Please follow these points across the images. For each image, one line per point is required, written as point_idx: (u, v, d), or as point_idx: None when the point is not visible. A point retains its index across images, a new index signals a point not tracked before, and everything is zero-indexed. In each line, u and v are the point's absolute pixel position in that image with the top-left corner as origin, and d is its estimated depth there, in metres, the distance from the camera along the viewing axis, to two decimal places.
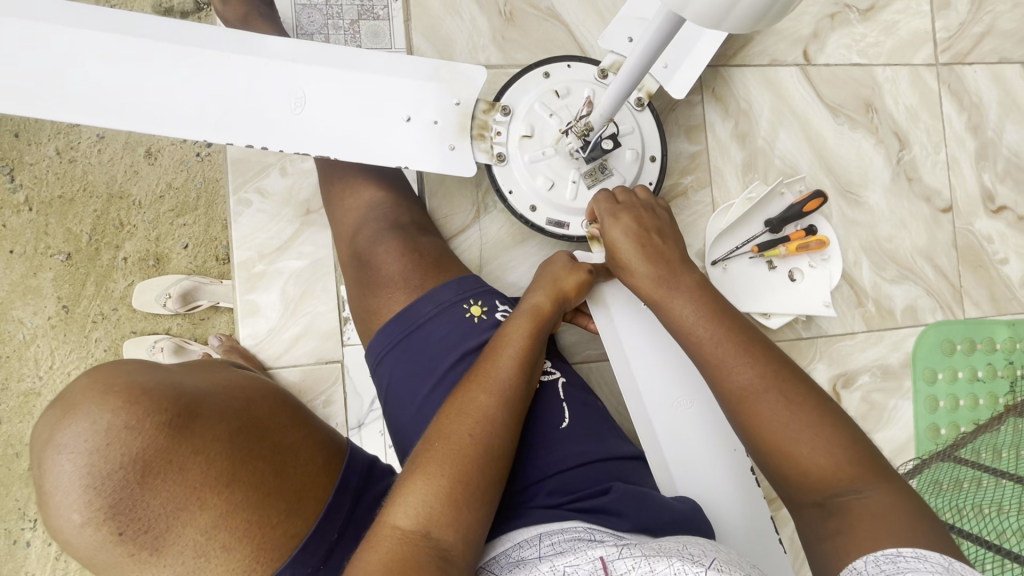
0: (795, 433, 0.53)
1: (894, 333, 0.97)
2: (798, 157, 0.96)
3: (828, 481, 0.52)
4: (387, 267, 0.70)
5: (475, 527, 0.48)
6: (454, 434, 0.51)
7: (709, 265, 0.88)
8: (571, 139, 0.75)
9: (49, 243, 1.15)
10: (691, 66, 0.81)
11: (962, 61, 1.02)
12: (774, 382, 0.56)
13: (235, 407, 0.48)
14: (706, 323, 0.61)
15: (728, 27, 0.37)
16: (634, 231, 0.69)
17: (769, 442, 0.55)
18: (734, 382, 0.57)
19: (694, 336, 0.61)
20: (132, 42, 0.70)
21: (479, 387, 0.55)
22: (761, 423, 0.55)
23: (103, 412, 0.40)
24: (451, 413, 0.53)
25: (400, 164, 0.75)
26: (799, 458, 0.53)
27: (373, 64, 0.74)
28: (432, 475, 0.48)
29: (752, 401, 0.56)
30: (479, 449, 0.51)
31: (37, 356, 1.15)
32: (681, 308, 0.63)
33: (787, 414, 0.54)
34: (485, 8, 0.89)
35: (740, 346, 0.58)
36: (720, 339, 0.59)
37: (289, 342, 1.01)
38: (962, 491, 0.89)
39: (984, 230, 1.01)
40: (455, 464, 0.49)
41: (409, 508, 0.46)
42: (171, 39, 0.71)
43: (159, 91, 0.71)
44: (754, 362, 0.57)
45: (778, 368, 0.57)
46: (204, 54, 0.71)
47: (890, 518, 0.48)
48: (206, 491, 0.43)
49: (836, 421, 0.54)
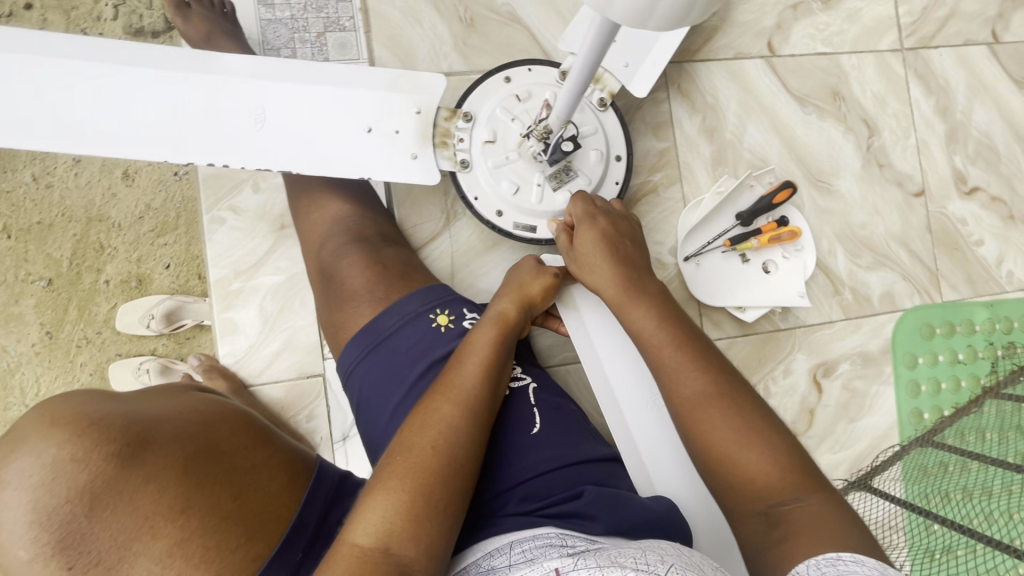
0: (743, 441, 0.57)
1: (872, 320, 0.97)
2: (767, 149, 0.96)
3: (770, 490, 0.55)
4: (351, 281, 0.71)
5: (437, 541, 0.49)
6: (417, 447, 0.53)
7: (681, 261, 0.89)
8: (533, 142, 0.75)
9: (29, 270, 1.14)
10: (652, 66, 0.82)
11: (927, 44, 1.02)
12: (725, 393, 0.60)
13: (190, 432, 0.49)
14: (665, 336, 0.65)
15: (652, 27, 0.39)
16: (603, 241, 0.71)
17: (719, 451, 0.58)
18: (689, 393, 0.61)
19: (653, 347, 0.65)
20: (82, 66, 0.69)
21: (443, 398, 0.57)
22: (712, 432, 0.59)
23: (49, 446, 0.42)
24: (414, 425, 0.55)
25: (363, 175, 0.74)
26: (744, 468, 0.56)
27: (332, 77, 0.74)
28: (394, 490, 0.50)
29: (705, 412, 0.59)
30: (440, 462, 0.52)
31: (22, 384, 1.14)
32: (642, 323, 0.66)
33: (735, 424, 0.58)
34: (445, 15, 0.90)
35: (695, 359, 0.62)
36: (676, 351, 0.63)
37: (269, 358, 0.99)
38: (947, 475, 0.88)
39: (957, 212, 1.01)
40: (416, 478, 0.51)
41: (369, 525, 0.48)
42: (123, 61, 0.70)
43: (113, 113, 0.70)
44: (708, 374, 0.61)
45: (730, 381, 0.61)
46: (156, 74, 0.70)
47: (826, 527, 0.51)
48: (159, 519, 0.44)
49: (779, 432, 0.58)
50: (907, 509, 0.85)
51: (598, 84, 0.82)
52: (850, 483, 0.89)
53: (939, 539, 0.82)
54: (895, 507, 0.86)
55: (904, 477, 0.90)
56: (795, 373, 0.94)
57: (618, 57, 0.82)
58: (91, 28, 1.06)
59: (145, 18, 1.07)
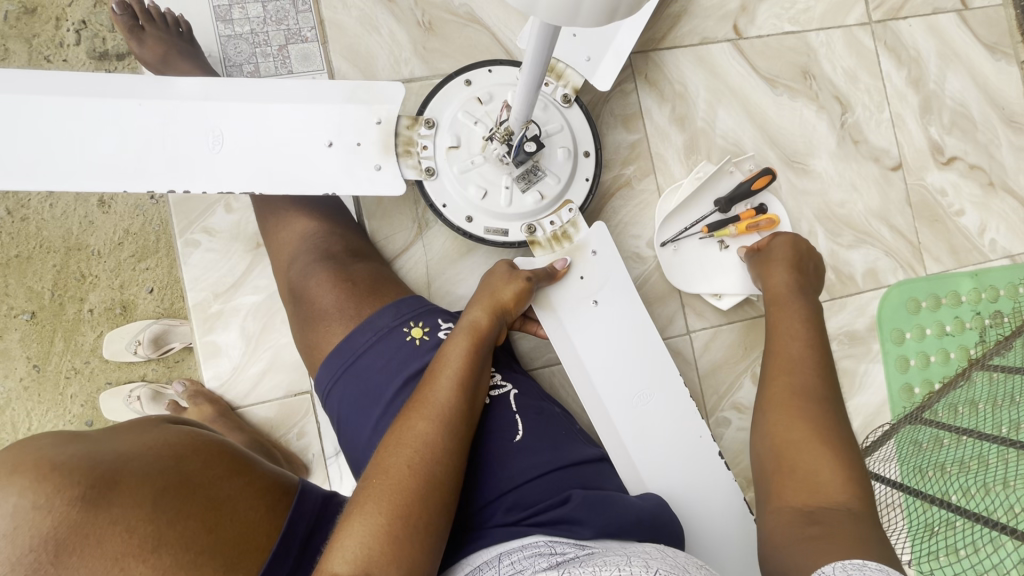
0: (818, 441, 0.58)
1: (857, 298, 0.96)
2: (739, 134, 0.94)
3: (825, 491, 0.54)
4: (321, 300, 0.70)
5: (418, 563, 0.48)
6: (393, 468, 0.52)
7: (658, 246, 0.87)
8: (496, 144, 0.75)
9: (11, 304, 1.13)
10: (614, 57, 0.81)
11: (895, 16, 1.01)
12: (825, 405, 0.61)
13: (162, 467, 0.48)
14: (801, 343, 0.67)
15: (583, 22, 0.38)
16: (793, 256, 0.77)
17: (789, 437, 0.59)
18: (789, 383, 0.64)
19: (787, 352, 0.67)
20: (33, 99, 0.68)
21: (417, 415, 0.56)
22: (792, 417, 0.60)
23: (11, 495, 0.42)
24: (389, 445, 0.54)
25: (328, 190, 0.73)
26: (802, 462, 0.57)
27: (288, 93, 0.73)
28: (370, 514, 0.49)
29: (796, 402, 0.62)
30: (417, 482, 0.51)
31: (14, 419, 1.13)
32: (788, 320, 0.70)
33: (816, 423, 0.59)
34: (403, 21, 0.88)
35: (803, 363, 0.65)
36: (797, 361, 0.66)
37: (255, 378, 0.98)
38: (943, 448, 0.87)
39: (936, 183, 1.00)
40: (393, 501, 0.50)
41: (348, 553, 0.47)
42: (74, 90, 0.69)
43: (67, 145, 0.68)
44: (812, 380, 0.64)
45: (831, 397, 0.62)
46: (110, 102, 0.69)
47: (862, 535, 0.50)
48: (130, 559, 0.43)
49: (854, 456, 0.57)
50: (902, 492, 0.85)
51: (561, 80, 0.81)
52: None
53: (936, 515, 0.83)
54: (889, 490, 0.86)
55: (898, 457, 0.89)
56: None
57: (579, 50, 0.80)
58: (55, 55, 1.04)
59: (109, 41, 1.04)
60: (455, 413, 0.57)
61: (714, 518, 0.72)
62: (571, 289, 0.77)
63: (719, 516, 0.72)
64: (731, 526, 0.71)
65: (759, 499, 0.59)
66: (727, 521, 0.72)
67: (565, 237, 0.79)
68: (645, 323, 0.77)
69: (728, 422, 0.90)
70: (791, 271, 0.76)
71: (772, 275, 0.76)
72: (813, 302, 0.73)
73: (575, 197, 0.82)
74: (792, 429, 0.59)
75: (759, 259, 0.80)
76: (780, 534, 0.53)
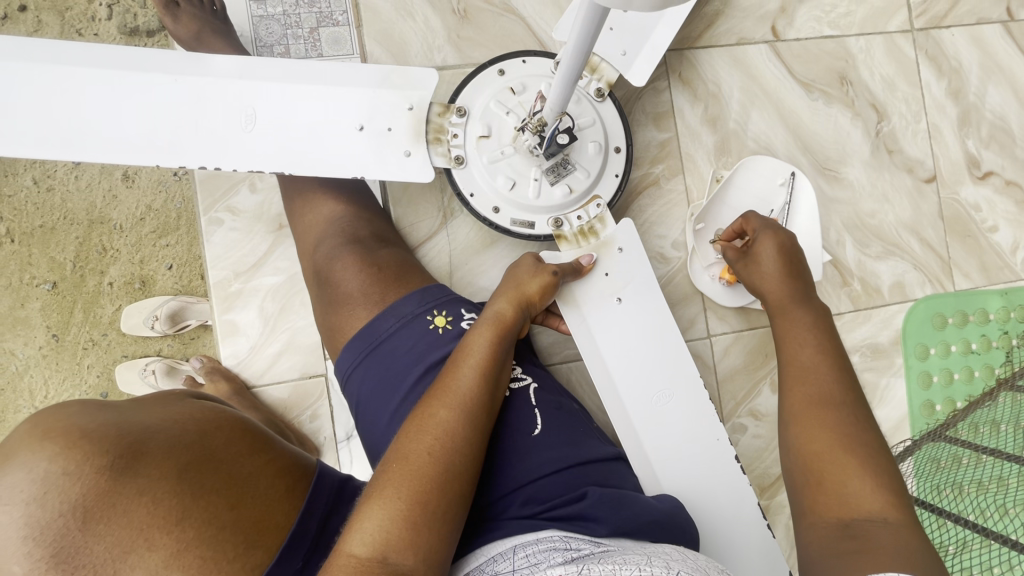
0: (845, 449, 0.57)
1: (883, 311, 0.95)
2: (772, 137, 0.93)
3: (859, 505, 0.54)
4: (346, 284, 0.70)
5: (436, 550, 0.48)
6: (413, 454, 0.52)
7: (797, 172, 0.87)
8: (528, 135, 0.74)
9: (34, 273, 1.14)
10: (650, 53, 0.80)
11: (938, 24, 0.98)
12: (848, 409, 0.61)
13: (185, 440, 0.48)
14: (813, 349, 0.66)
15: (638, 5, 0.37)
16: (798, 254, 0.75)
17: (815, 449, 0.59)
18: (806, 392, 0.63)
19: (800, 360, 0.66)
20: (72, 70, 0.68)
21: (439, 402, 0.56)
22: (817, 428, 0.60)
23: (41, 459, 0.42)
24: (410, 431, 0.54)
25: (357, 174, 0.73)
26: (829, 476, 0.57)
27: (323, 74, 0.73)
28: (390, 500, 0.49)
29: (818, 410, 0.61)
30: (437, 469, 0.51)
31: (32, 387, 1.15)
32: (798, 326, 0.69)
33: (840, 432, 0.59)
34: (438, 8, 0.88)
35: (819, 368, 0.64)
36: (813, 365, 0.65)
37: (272, 358, 0.99)
38: (960, 468, 0.88)
39: (970, 198, 0.98)
40: (413, 486, 0.50)
41: (366, 535, 0.47)
42: (111, 62, 0.69)
43: (102, 118, 0.69)
44: (832, 384, 0.63)
45: (854, 400, 0.62)
46: (146, 76, 0.69)
47: (903, 547, 0.49)
48: (155, 531, 0.43)
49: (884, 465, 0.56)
50: (917, 504, 0.86)
51: (595, 74, 0.80)
52: None
53: (949, 534, 0.83)
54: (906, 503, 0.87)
55: (917, 473, 0.89)
56: None
57: (616, 44, 0.79)
58: (86, 28, 1.04)
59: (140, 17, 1.05)
60: (475, 403, 0.57)
61: (730, 524, 0.71)
62: (595, 285, 0.76)
63: (733, 522, 0.71)
64: (746, 533, 0.71)
65: (794, 513, 0.59)
66: (743, 528, 0.71)
67: (591, 232, 0.78)
68: (668, 323, 0.76)
69: (745, 429, 0.89)
70: (793, 276, 0.73)
71: (767, 281, 0.74)
72: (819, 303, 0.72)
73: (603, 193, 0.81)
74: (817, 442, 0.59)
75: (745, 261, 0.77)
76: (817, 550, 0.53)
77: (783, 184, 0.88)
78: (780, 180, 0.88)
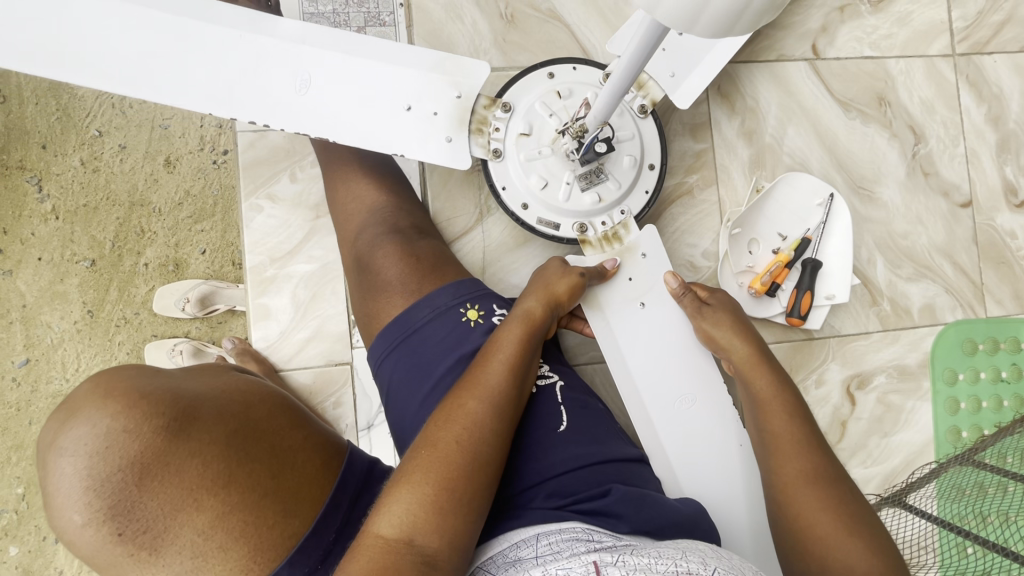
0: (840, 524, 0.56)
1: (911, 333, 0.94)
2: (807, 154, 0.94)
3: None
4: (386, 271, 0.73)
5: (460, 535, 0.50)
6: (441, 442, 0.54)
7: (834, 196, 0.87)
8: (567, 139, 0.76)
9: (74, 250, 1.18)
10: (700, 77, 0.81)
11: (980, 50, 0.98)
12: (831, 475, 0.60)
13: (233, 411, 0.49)
14: (786, 416, 0.65)
15: (699, 31, 0.40)
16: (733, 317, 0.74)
17: (812, 528, 0.57)
18: (791, 466, 0.61)
19: (772, 430, 0.64)
20: (139, 13, 0.69)
21: (468, 394, 0.57)
22: (810, 504, 0.58)
23: (103, 416, 0.43)
24: (439, 420, 0.55)
25: (396, 152, 0.76)
26: (832, 549, 0.56)
27: (380, 52, 0.74)
28: (417, 483, 0.51)
29: (807, 484, 0.60)
30: (463, 458, 0.53)
31: (64, 359, 1.18)
32: (767, 390, 0.67)
33: (833, 506, 0.58)
34: (486, 12, 0.90)
35: (796, 438, 0.63)
36: (790, 437, 0.63)
37: (299, 344, 1.01)
38: (985, 497, 0.83)
39: (1006, 225, 0.97)
40: (440, 472, 0.51)
41: (393, 518, 0.49)
42: (179, 10, 0.70)
43: (163, 68, 0.70)
44: (813, 453, 0.62)
45: (835, 467, 0.61)
46: (213, 31, 0.71)
47: None
48: (204, 492, 0.44)
49: (871, 524, 0.57)
50: (939, 525, 0.82)
51: (641, 90, 0.82)
52: (882, 499, 0.87)
53: (972, 561, 0.79)
54: (927, 524, 0.83)
55: (939, 495, 0.86)
56: (828, 384, 0.92)
57: (666, 66, 0.81)
58: None
59: None
60: (503, 395, 0.58)
61: (751, 531, 0.71)
62: (620, 289, 0.78)
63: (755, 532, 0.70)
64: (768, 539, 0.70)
65: None
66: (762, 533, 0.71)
67: (616, 237, 0.81)
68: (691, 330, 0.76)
69: None
70: (748, 336, 0.72)
71: (729, 345, 0.72)
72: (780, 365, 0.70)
73: (631, 206, 0.82)
74: (812, 521, 0.58)
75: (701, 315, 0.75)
76: None
77: (821, 205, 0.88)
78: (817, 201, 0.88)
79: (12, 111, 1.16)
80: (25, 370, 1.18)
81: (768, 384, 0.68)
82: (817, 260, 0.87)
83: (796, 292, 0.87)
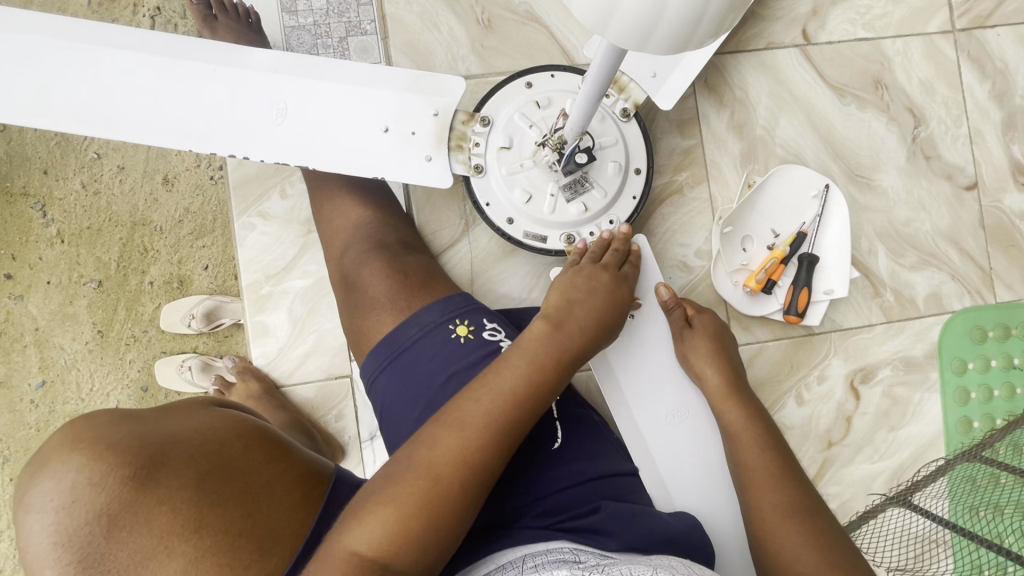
0: (823, 559, 0.57)
1: (916, 323, 0.91)
2: (801, 143, 0.91)
3: None
4: (373, 289, 0.73)
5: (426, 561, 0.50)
6: (434, 475, 0.50)
7: (829, 186, 0.85)
8: (547, 151, 0.75)
9: (81, 272, 1.20)
10: (681, 76, 0.79)
11: (982, 24, 0.94)
12: (810, 506, 0.61)
13: (205, 450, 0.49)
14: (760, 449, 0.66)
15: (652, 48, 0.39)
16: (714, 342, 0.74)
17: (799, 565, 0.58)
18: (771, 502, 0.62)
19: (751, 465, 0.65)
20: (117, 55, 0.70)
21: (473, 430, 0.52)
22: (794, 540, 0.59)
23: (69, 471, 0.44)
24: (441, 448, 0.51)
25: (376, 174, 0.75)
26: None
27: (355, 75, 0.74)
28: (397, 518, 0.48)
29: (788, 520, 0.60)
30: (448, 500, 0.50)
31: (79, 379, 1.20)
32: (740, 423, 0.69)
33: (814, 539, 0.58)
34: (462, 18, 0.89)
35: (774, 471, 0.64)
36: (768, 471, 0.64)
37: (299, 359, 1.02)
38: (999, 489, 0.82)
39: (1015, 206, 0.94)
40: (423, 512, 0.49)
41: (368, 540, 0.48)
42: (155, 50, 0.70)
43: (140, 106, 0.70)
44: (790, 486, 0.63)
45: (812, 498, 0.62)
46: (183, 65, 0.71)
47: None
48: (174, 538, 0.45)
49: (855, 558, 0.58)
50: (951, 529, 0.82)
51: (622, 93, 0.80)
52: (889, 500, 0.85)
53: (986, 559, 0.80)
54: (936, 526, 0.83)
55: (950, 495, 0.85)
56: (831, 380, 0.89)
57: (645, 66, 0.79)
58: None
59: (180, 28, 1.03)
60: (522, 404, 0.55)
61: (723, 538, 0.69)
62: None
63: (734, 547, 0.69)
64: (741, 552, 0.69)
65: None
66: (735, 546, 0.69)
67: None
68: (670, 350, 0.76)
69: None
70: (723, 364, 0.72)
71: (705, 373, 0.72)
72: (754, 397, 0.72)
73: (619, 213, 0.81)
74: (796, 557, 0.58)
75: (681, 342, 0.74)
76: None
77: (816, 197, 0.85)
78: (813, 192, 0.86)
79: (12, 139, 1.18)
80: (43, 391, 1.20)
81: (742, 417, 0.69)
82: (814, 256, 0.84)
83: (792, 288, 0.84)
